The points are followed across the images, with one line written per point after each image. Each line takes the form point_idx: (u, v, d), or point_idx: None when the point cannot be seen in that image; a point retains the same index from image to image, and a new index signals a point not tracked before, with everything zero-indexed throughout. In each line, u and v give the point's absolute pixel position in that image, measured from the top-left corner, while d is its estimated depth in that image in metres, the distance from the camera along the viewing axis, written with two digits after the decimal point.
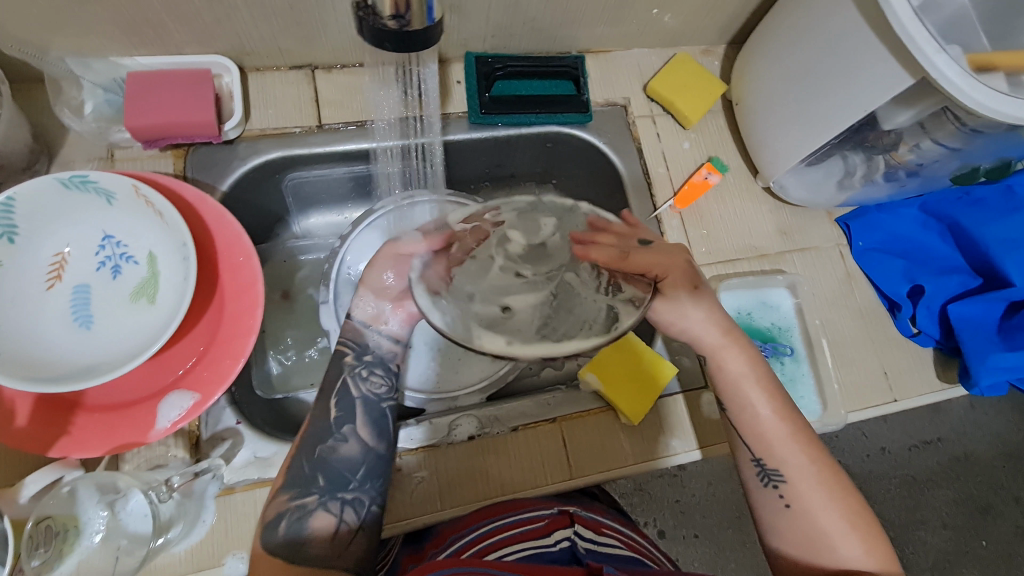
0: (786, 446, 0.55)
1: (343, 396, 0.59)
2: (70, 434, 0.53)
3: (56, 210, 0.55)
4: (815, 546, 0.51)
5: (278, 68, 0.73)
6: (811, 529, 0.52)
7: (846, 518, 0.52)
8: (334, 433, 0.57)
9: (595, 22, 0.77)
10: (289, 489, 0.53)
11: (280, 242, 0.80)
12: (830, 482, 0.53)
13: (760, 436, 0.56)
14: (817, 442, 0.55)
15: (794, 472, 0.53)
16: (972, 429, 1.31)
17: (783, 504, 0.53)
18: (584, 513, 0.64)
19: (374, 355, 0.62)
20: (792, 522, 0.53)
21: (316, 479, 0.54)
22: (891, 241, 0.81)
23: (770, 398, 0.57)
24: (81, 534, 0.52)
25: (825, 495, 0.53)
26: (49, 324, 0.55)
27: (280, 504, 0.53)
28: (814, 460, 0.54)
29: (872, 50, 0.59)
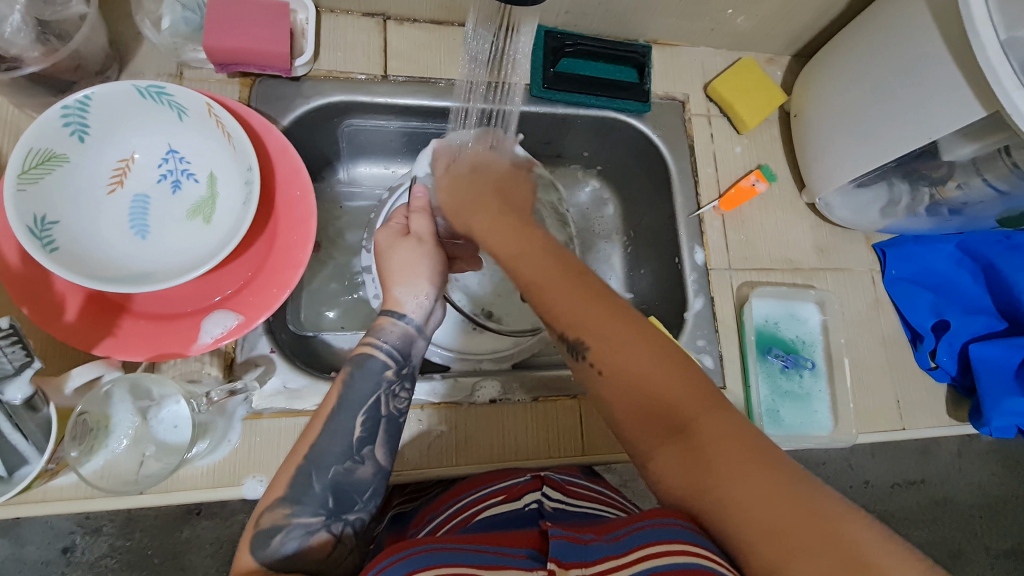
0: (569, 296, 0.52)
1: (369, 413, 0.53)
2: (115, 336, 0.54)
3: (129, 115, 0.56)
4: (646, 402, 0.47)
5: (352, 13, 0.73)
6: (631, 386, 0.48)
7: (672, 368, 0.48)
8: (352, 454, 0.52)
9: (670, 14, 0.77)
10: (290, 503, 0.49)
11: (328, 185, 0.81)
12: (630, 342, 0.49)
13: (547, 306, 0.52)
14: (602, 295, 0.52)
15: (599, 337, 0.50)
16: (956, 475, 1.32)
17: (594, 372, 0.50)
18: (556, 474, 0.60)
19: (410, 367, 0.57)
20: (611, 386, 0.49)
21: (325, 500, 0.50)
22: (922, 274, 0.82)
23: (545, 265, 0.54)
24: (111, 434, 0.54)
25: (646, 354, 0.49)
26: (107, 227, 0.56)
27: (277, 517, 0.49)
28: (589, 324, 0.50)
29: (948, 78, 0.60)
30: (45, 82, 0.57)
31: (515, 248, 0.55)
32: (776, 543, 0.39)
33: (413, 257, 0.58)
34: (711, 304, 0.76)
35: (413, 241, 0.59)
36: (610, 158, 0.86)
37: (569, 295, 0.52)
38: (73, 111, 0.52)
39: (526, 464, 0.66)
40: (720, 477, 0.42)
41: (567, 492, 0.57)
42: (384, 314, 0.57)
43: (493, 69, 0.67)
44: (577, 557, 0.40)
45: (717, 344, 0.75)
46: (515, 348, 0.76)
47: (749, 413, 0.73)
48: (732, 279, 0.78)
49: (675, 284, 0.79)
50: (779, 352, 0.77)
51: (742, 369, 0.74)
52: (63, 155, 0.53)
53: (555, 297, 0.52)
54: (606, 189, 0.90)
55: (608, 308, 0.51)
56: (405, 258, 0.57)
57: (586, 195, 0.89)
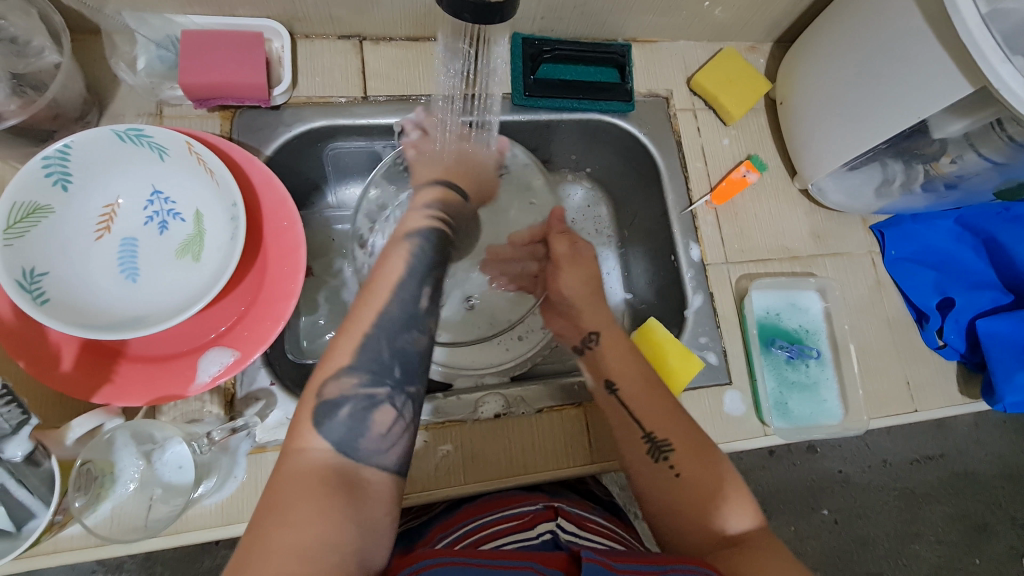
0: (657, 405, 0.61)
1: (429, 285, 0.57)
2: (113, 382, 0.54)
3: (111, 161, 0.56)
4: (707, 514, 0.54)
5: (328, 37, 0.73)
6: (701, 497, 0.55)
7: (744, 500, 0.55)
8: (416, 324, 0.54)
9: (647, 11, 0.76)
10: (359, 373, 0.51)
11: (317, 211, 0.80)
12: (700, 458, 0.57)
13: (642, 411, 0.61)
14: (691, 426, 0.60)
15: (681, 440, 0.58)
16: (975, 447, 1.31)
17: (673, 472, 0.57)
18: (570, 507, 0.59)
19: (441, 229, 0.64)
20: (684, 489, 0.56)
21: (393, 369, 0.52)
22: (924, 252, 0.81)
23: (643, 376, 0.63)
24: (117, 481, 0.54)
25: (717, 481, 0.56)
26: (98, 274, 0.56)
27: (347, 388, 0.50)
28: (676, 431, 0.59)
29: (932, 55, 0.58)
30: (25, 133, 0.57)
31: (619, 363, 0.64)
32: None
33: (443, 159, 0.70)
34: (710, 300, 0.76)
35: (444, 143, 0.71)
36: (599, 161, 0.86)
37: (661, 414, 0.60)
38: (54, 161, 0.52)
39: (535, 477, 0.66)
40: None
41: (583, 526, 0.56)
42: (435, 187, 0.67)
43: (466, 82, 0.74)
44: None
45: (719, 340, 0.74)
46: (517, 361, 0.78)
47: (758, 408, 0.72)
48: (730, 273, 0.77)
49: (673, 283, 0.78)
50: (783, 343, 0.75)
51: (747, 363, 0.74)
52: (48, 206, 0.53)
53: (648, 404, 0.61)
54: (597, 191, 0.89)
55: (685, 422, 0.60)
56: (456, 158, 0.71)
57: (577, 199, 0.89)
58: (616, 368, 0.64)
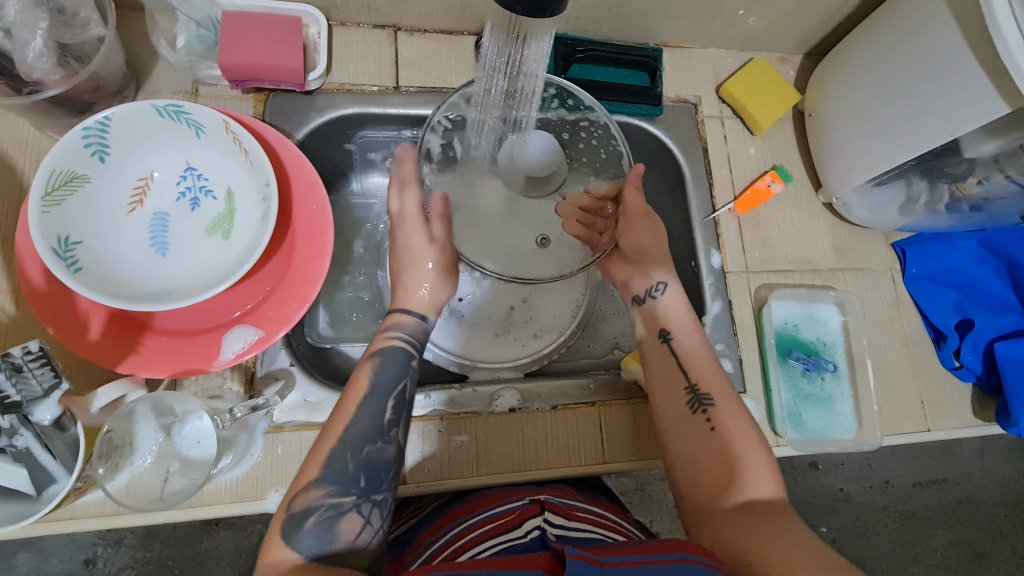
0: (701, 361, 0.62)
1: (399, 398, 0.57)
2: (138, 353, 0.55)
3: (150, 135, 0.56)
4: (730, 474, 0.54)
5: (363, 26, 0.73)
6: (729, 455, 0.55)
7: (766, 468, 0.55)
8: (381, 435, 0.54)
9: (681, 16, 0.76)
10: (325, 483, 0.50)
11: (341, 197, 0.80)
12: (737, 420, 0.58)
13: (689, 361, 0.62)
14: (732, 390, 0.60)
15: (721, 399, 0.59)
16: (979, 474, 1.30)
17: (708, 425, 0.58)
18: (557, 498, 0.60)
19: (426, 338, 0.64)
20: (712, 442, 0.56)
21: (357, 480, 0.51)
22: (944, 272, 0.80)
23: (696, 332, 0.65)
24: (135, 452, 0.54)
25: (749, 445, 0.56)
26: (130, 246, 0.56)
27: (312, 498, 0.49)
28: (720, 389, 0.60)
29: (969, 74, 0.58)
30: (65, 104, 0.58)
31: (677, 315, 0.66)
32: None
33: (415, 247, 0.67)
34: (729, 307, 0.76)
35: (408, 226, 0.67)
36: None
37: (708, 371, 0.61)
38: (94, 132, 0.52)
39: (545, 473, 0.66)
40: (790, 547, 0.47)
41: (569, 515, 0.57)
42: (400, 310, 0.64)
43: (508, 78, 0.65)
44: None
45: (736, 348, 0.74)
46: (532, 358, 0.78)
47: (771, 419, 0.72)
48: (750, 282, 0.77)
49: (691, 288, 0.78)
50: (800, 354, 0.75)
51: (762, 372, 0.74)
52: (85, 175, 0.53)
53: (695, 359, 0.62)
54: None
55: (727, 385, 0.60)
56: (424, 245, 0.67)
57: None
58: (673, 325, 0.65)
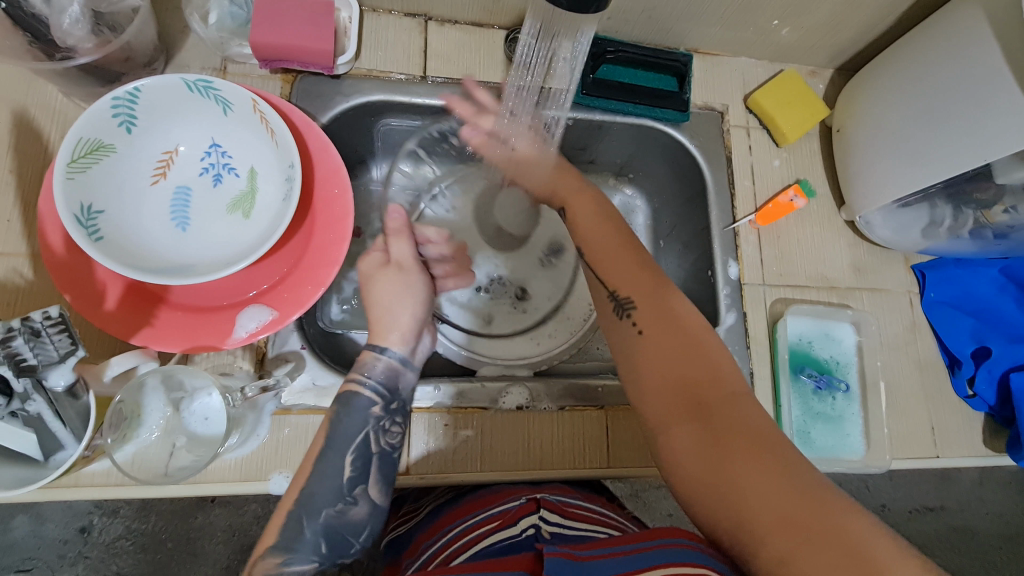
0: (620, 270, 0.59)
1: (360, 450, 0.53)
2: (153, 326, 0.55)
3: (176, 108, 0.56)
4: (675, 374, 0.51)
5: (394, 13, 0.73)
6: (669, 358, 0.52)
7: (716, 364, 0.51)
8: (343, 495, 0.51)
9: (715, 23, 0.76)
10: (281, 552, 0.48)
11: (361, 184, 0.81)
12: (666, 323, 0.55)
13: (598, 257, 0.61)
14: (660, 291, 0.57)
15: (646, 303, 0.56)
16: (977, 504, 1.29)
17: (634, 329, 0.55)
18: (551, 495, 0.59)
19: (399, 401, 0.57)
20: (647, 347, 0.54)
21: (317, 546, 0.49)
22: (963, 299, 0.79)
23: (606, 237, 0.62)
24: (142, 425, 0.55)
25: (685, 343, 0.53)
26: (150, 218, 0.56)
27: (269, 567, 0.47)
28: (642, 291, 0.57)
29: (1006, 98, 0.58)
30: (95, 72, 0.58)
31: (588, 223, 0.64)
32: (794, 509, 0.41)
33: (400, 285, 0.62)
34: (743, 319, 0.75)
35: (395, 269, 0.62)
36: (643, 167, 0.86)
37: (632, 274, 0.59)
38: (123, 102, 0.53)
39: (549, 473, 0.66)
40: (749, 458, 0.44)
41: (565, 513, 0.56)
42: (367, 350, 0.58)
43: (541, 70, 0.67)
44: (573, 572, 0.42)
45: (748, 360, 0.73)
46: (543, 357, 0.78)
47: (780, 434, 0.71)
48: (766, 295, 0.76)
49: (705, 298, 0.78)
50: (812, 372, 0.75)
51: (773, 387, 0.73)
52: (111, 145, 0.53)
53: (608, 259, 0.61)
54: (636, 197, 0.89)
55: (653, 286, 0.57)
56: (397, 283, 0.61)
57: (616, 204, 0.89)
58: (592, 238, 0.63)
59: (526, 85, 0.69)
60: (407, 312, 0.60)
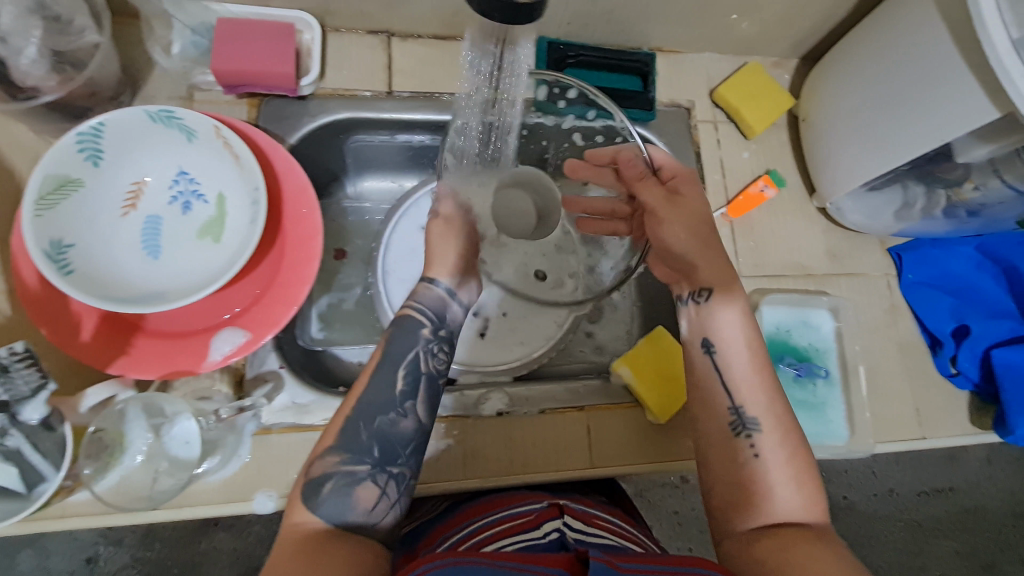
0: (751, 379, 0.54)
1: (411, 368, 0.54)
2: (128, 354, 0.56)
3: (141, 140, 0.58)
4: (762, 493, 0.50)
5: (357, 31, 0.74)
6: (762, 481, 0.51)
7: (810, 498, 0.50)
8: (396, 406, 0.52)
9: (674, 21, 0.76)
10: (341, 452, 0.49)
11: (335, 201, 0.82)
12: (789, 447, 0.52)
13: (736, 381, 0.54)
14: (787, 427, 0.53)
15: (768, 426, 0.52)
16: (986, 483, 1.28)
17: (752, 453, 0.52)
18: (576, 505, 0.59)
19: (447, 329, 0.57)
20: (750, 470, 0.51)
21: (371, 450, 0.50)
22: (941, 278, 0.80)
23: (756, 353, 0.55)
24: (125, 452, 0.55)
25: (791, 467, 0.51)
26: (122, 249, 0.57)
27: (328, 465, 0.48)
28: (779, 413, 0.53)
29: (957, 78, 0.58)
30: (61, 109, 0.59)
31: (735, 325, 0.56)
32: None
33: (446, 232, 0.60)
34: None
35: (443, 220, 0.60)
36: None
37: (764, 393, 0.53)
38: (87, 137, 0.53)
39: (535, 477, 0.66)
40: None
41: (589, 521, 0.57)
42: (423, 282, 0.58)
43: (492, 84, 0.66)
44: None
45: None
46: (521, 361, 0.76)
47: None
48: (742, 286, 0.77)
49: None
50: (791, 360, 0.75)
51: None
52: (79, 179, 0.54)
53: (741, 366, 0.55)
54: None
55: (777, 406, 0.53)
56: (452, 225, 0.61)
57: None
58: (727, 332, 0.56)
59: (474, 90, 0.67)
60: (457, 247, 0.59)
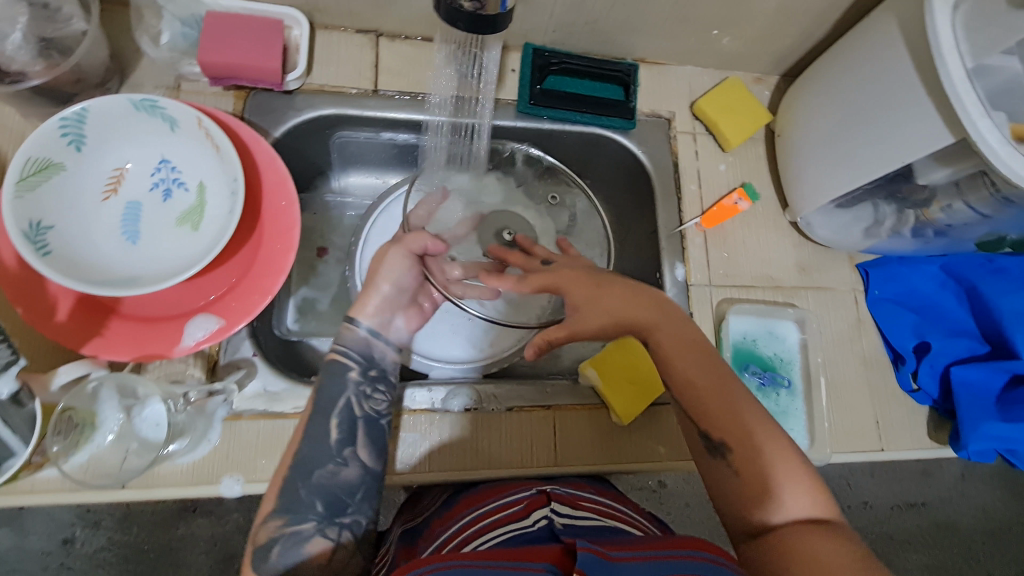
0: (716, 395, 0.53)
1: (344, 413, 0.57)
2: (103, 336, 0.57)
3: (124, 127, 0.59)
4: (765, 501, 0.49)
5: (346, 29, 0.76)
6: (754, 488, 0.49)
7: (807, 484, 0.49)
8: (335, 456, 0.55)
9: (657, 34, 0.78)
10: (281, 514, 0.51)
11: (319, 194, 0.84)
12: (773, 445, 0.51)
13: (699, 404, 0.53)
14: (762, 427, 0.51)
15: (739, 434, 0.51)
16: (959, 498, 1.30)
17: (732, 469, 0.51)
18: (562, 488, 0.61)
19: (378, 368, 0.60)
20: (739, 486, 0.50)
21: (314, 505, 0.53)
22: (906, 295, 0.81)
23: (707, 367, 0.55)
24: (96, 431, 0.57)
25: (780, 460, 0.50)
26: (101, 233, 0.58)
27: (271, 530, 0.51)
28: (749, 418, 0.52)
29: (917, 102, 0.60)
30: (46, 94, 0.60)
31: (679, 350, 0.55)
32: None
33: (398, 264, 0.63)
34: (690, 319, 0.77)
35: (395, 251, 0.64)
36: (598, 172, 0.88)
37: (729, 405, 0.53)
38: (71, 122, 0.55)
39: (499, 472, 0.68)
40: None
41: (577, 505, 0.58)
42: (344, 322, 0.61)
43: (462, 85, 0.74)
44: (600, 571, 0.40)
45: None
46: (493, 358, 0.78)
47: None
48: (712, 295, 0.79)
49: None
50: (757, 369, 0.77)
51: None
52: (60, 164, 0.56)
53: (699, 387, 0.54)
54: None
55: (745, 405, 0.53)
56: (396, 263, 0.63)
57: None
58: (669, 349, 0.56)
59: (446, 97, 0.74)
60: (381, 290, 0.62)
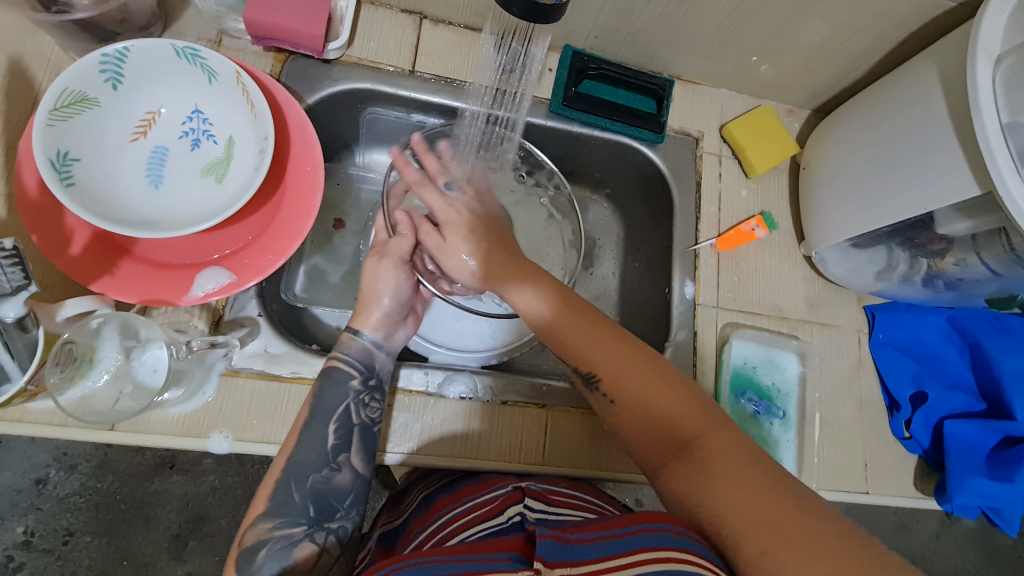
0: (578, 336, 0.57)
1: (343, 421, 0.58)
2: (113, 275, 0.57)
3: (163, 72, 0.59)
4: (650, 419, 0.53)
5: (392, 8, 0.76)
6: (634, 410, 0.54)
7: (675, 387, 0.53)
8: (329, 462, 0.56)
9: (696, 53, 0.79)
10: (272, 517, 0.53)
11: (342, 166, 0.84)
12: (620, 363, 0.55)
13: (562, 345, 0.58)
14: (613, 345, 0.56)
15: (607, 365, 0.55)
16: (931, 556, 1.30)
17: (606, 398, 0.55)
18: (536, 483, 0.59)
19: (376, 378, 0.62)
20: (619, 412, 0.55)
21: (306, 510, 0.54)
22: (909, 342, 0.82)
23: (561, 307, 0.58)
24: (93, 368, 0.56)
25: (646, 376, 0.54)
26: (126, 173, 0.58)
27: (260, 533, 0.52)
28: (588, 341, 0.56)
29: (947, 151, 0.61)
30: (89, 29, 0.61)
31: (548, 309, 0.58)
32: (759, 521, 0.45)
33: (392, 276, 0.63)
34: (693, 338, 0.78)
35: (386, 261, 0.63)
36: (619, 182, 0.88)
37: (589, 337, 0.56)
38: (111, 59, 0.55)
39: (486, 465, 0.68)
40: (723, 486, 0.47)
41: (549, 500, 0.56)
42: (345, 332, 0.62)
43: (500, 76, 0.73)
44: (560, 557, 0.40)
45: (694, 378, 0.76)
46: (492, 352, 0.78)
47: None
48: (718, 317, 0.79)
49: (663, 313, 0.80)
50: (754, 397, 0.77)
51: None
52: (95, 99, 0.56)
53: (564, 335, 0.57)
54: (611, 210, 0.91)
55: (608, 333, 0.57)
56: (389, 275, 0.63)
57: (591, 215, 0.91)
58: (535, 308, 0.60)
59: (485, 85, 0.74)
60: (381, 304, 0.62)
